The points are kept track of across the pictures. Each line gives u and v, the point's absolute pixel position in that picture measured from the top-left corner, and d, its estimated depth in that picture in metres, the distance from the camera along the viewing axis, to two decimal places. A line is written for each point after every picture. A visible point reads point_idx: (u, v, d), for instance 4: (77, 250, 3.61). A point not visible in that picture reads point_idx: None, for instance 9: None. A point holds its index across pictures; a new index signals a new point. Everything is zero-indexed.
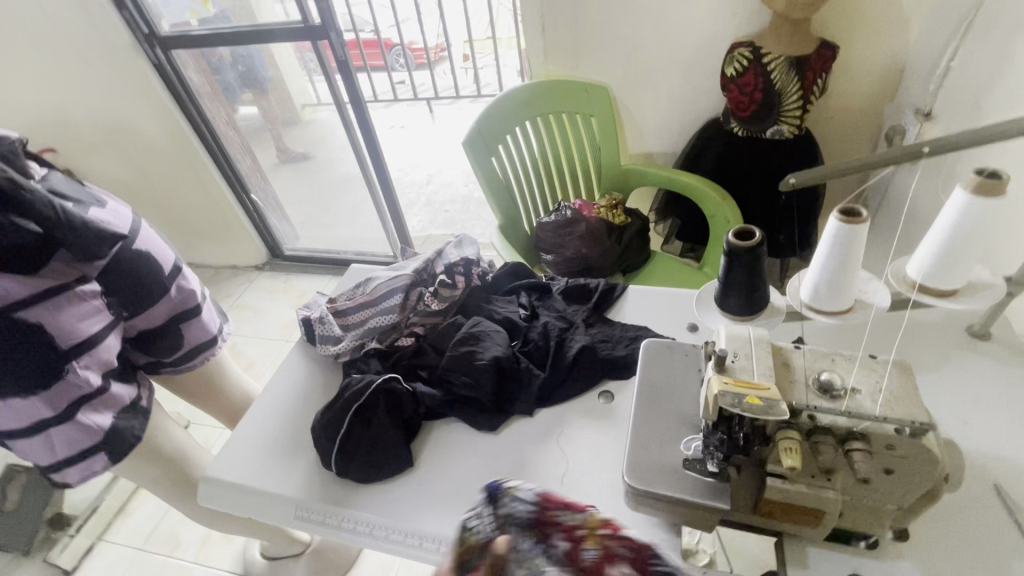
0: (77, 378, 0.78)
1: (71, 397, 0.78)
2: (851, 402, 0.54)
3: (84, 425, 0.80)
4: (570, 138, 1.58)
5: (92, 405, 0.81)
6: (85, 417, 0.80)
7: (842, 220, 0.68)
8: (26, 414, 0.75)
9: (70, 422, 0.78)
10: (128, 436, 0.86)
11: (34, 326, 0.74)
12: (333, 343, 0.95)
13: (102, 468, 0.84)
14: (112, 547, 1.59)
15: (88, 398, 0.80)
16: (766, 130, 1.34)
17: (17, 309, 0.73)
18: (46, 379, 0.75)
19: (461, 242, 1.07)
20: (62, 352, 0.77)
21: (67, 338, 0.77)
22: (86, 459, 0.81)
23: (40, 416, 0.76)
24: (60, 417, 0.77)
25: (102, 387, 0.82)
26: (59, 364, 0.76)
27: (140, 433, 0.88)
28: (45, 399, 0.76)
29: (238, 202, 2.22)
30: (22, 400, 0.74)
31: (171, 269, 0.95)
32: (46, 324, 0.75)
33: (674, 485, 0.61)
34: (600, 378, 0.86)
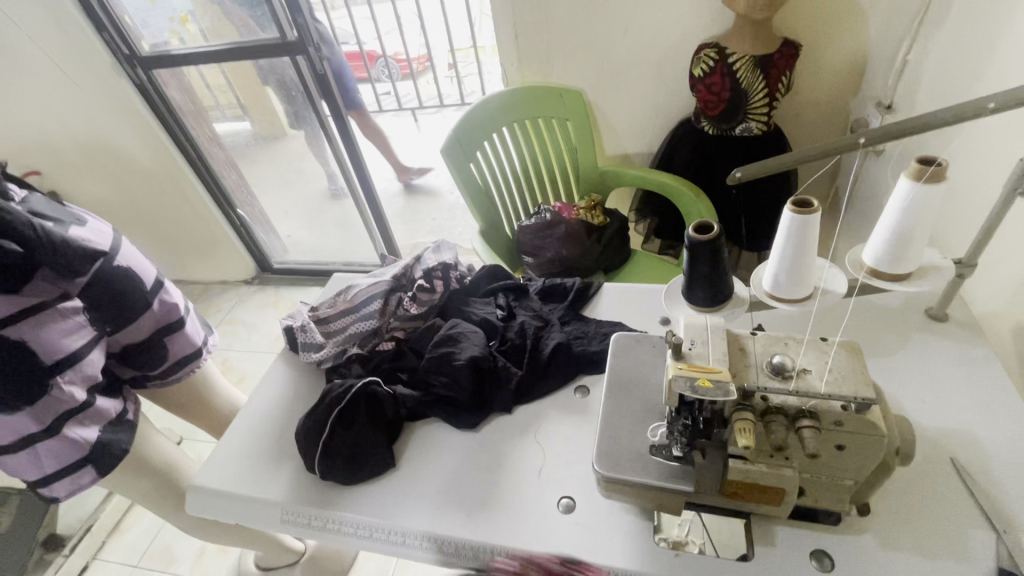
0: (62, 393, 0.80)
1: (57, 411, 0.79)
2: (801, 382, 0.56)
3: (71, 439, 0.81)
4: (547, 143, 1.61)
5: (78, 419, 0.82)
6: (71, 432, 0.81)
7: (795, 212, 0.71)
8: (13, 430, 0.77)
9: (57, 436, 0.80)
10: (115, 449, 0.88)
11: (17, 343, 0.75)
12: (315, 350, 0.96)
13: (90, 481, 0.86)
14: (107, 565, 1.60)
15: (74, 412, 0.81)
16: (736, 127, 1.38)
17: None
18: (31, 395, 0.77)
19: (438, 247, 1.10)
20: (46, 368, 0.78)
21: (50, 354, 0.79)
22: (74, 472, 0.83)
23: (27, 431, 0.77)
24: (46, 432, 0.79)
25: (87, 401, 0.83)
26: (44, 380, 0.78)
27: (127, 446, 0.90)
28: (32, 414, 0.77)
29: (225, 218, 2.24)
30: (8, 416, 0.76)
31: (153, 284, 0.96)
32: (30, 341, 0.77)
33: (641, 471, 0.63)
34: (576, 372, 0.89)
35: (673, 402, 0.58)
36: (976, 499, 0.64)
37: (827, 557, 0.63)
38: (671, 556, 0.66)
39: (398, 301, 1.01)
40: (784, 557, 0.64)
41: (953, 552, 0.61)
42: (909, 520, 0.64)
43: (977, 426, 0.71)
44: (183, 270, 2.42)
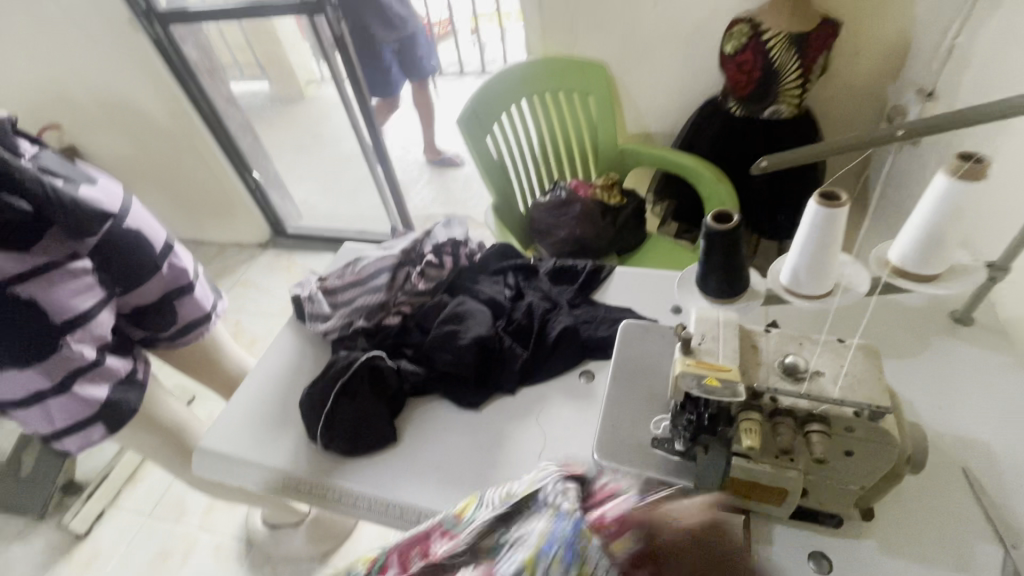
0: (72, 352, 0.81)
1: (67, 369, 0.80)
2: (812, 385, 0.54)
3: (81, 397, 0.83)
4: (567, 117, 1.56)
5: (88, 378, 0.84)
6: (81, 390, 0.82)
7: (822, 204, 0.68)
8: (25, 385, 0.78)
9: (68, 394, 0.81)
10: (123, 408, 0.89)
11: (26, 302, 0.76)
12: (321, 321, 0.96)
13: (100, 437, 0.88)
14: (121, 513, 1.66)
15: (84, 371, 0.83)
16: (766, 109, 1.33)
17: (9, 284, 0.75)
18: (42, 353, 0.78)
19: (449, 223, 1.10)
20: (55, 327, 0.79)
21: (60, 314, 0.79)
22: (84, 429, 0.85)
23: (38, 387, 0.79)
24: (57, 388, 0.80)
25: (97, 360, 0.84)
26: (54, 338, 0.79)
27: (137, 405, 0.91)
28: (43, 371, 0.78)
29: (240, 180, 2.23)
30: (20, 372, 0.77)
31: (163, 247, 0.96)
32: (39, 300, 0.77)
33: (641, 464, 0.63)
34: (581, 357, 0.88)
35: (678, 396, 0.57)
36: (985, 510, 0.63)
37: (824, 560, 0.62)
38: None
39: (406, 276, 1.00)
40: (781, 556, 0.63)
41: (955, 563, 0.60)
42: (912, 528, 0.63)
43: (994, 436, 0.68)
44: (198, 230, 2.43)
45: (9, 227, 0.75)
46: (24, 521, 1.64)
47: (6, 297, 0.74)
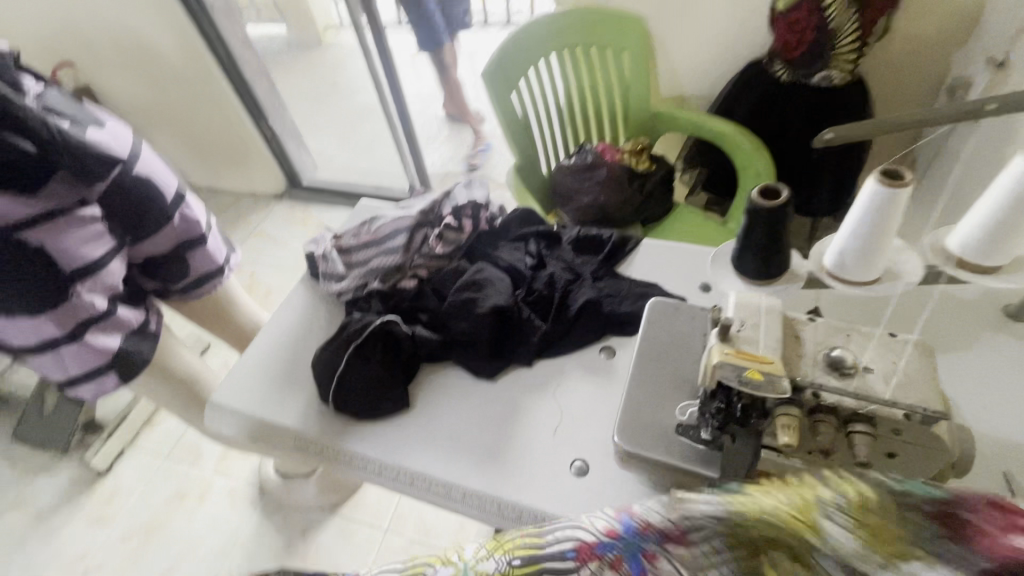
0: (83, 302, 0.79)
1: (78, 318, 0.79)
2: (861, 382, 0.50)
3: (93, 346, 0.82)
4: (597, 75, 1.47)
5: (100, 328, 0.82)
6: (93, 340, 0.81)
7: (883, 183, 0.61)
8: (37, 333, 0.77)
9: (80, 343, 0.80)
10: (136, 359, 0.88)
11: (34, 248, 0.74)
12: (335, 281, 0.94)
13: (113, 386, 0.87)
14: (140, 453, 1.71)
15: (96, 321, 0.81)
16: (814, 76, 1.23)
17: (17, 229, 0.72)
18: (52, 301, 0.76)
19: (470, 183, 1.05)
20: (65, 275, 0.77)
21: (69, 262, 0.77)
22: (97, 378, 0.84)
23: (50, 335, 0.78)
24: (69, 337, 0.79)
25: (108, 310, 0.83)
26: (64, 286, 0.77)
27: (149, 357, 0.90)
28: (54, 319, 0.77)
29: (256, 128, 2.16)
30: (31, 319, 0.76)
31: (174, 196, 0.93)
32: (48, 247, 0.75)
33: (664, 449, 0.60)
34: (603, 333, 0.84)
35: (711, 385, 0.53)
36: None
37: None
38: None
39: (423, 238, 0.96)
40: None
41: None
42: None
43: None
44: (213, 178, 2.38)
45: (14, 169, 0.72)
46: (49, 455, 1.71)
47: (14, 243, 0.72)
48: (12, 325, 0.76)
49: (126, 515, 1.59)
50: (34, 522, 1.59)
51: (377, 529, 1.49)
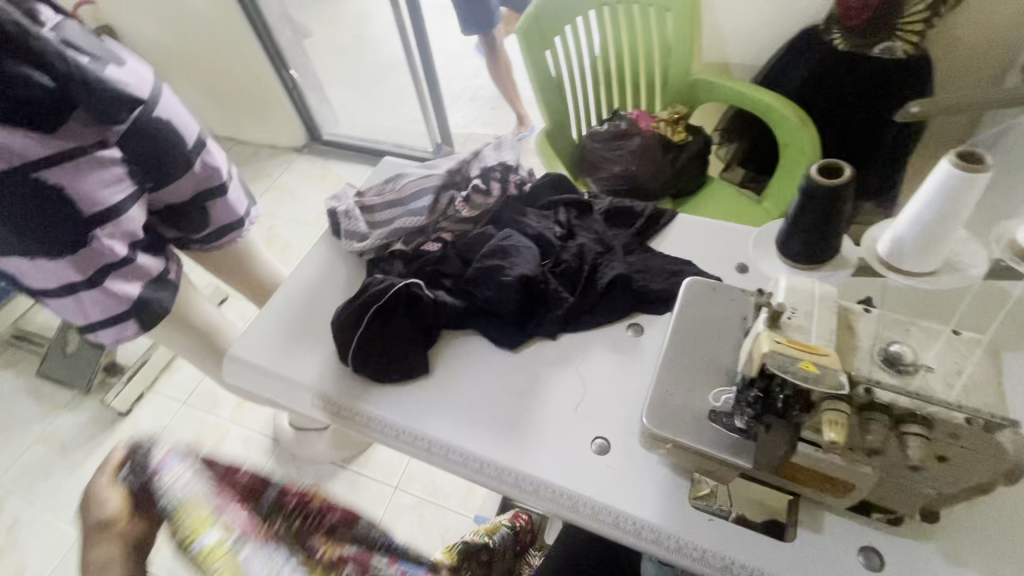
0: (103, 247, 0.78)
1: (98, 263, 0.78)
2: (920, 382, 0.47)
3: (113, 293, 0.81)
4: (637, 36, 1.38)
5: (120, 274, 0.81)
6: (113, 286, 0.80)
7: (959, 166, 0.56)
8: (57, 276, 0.76)
9: (100, 289, 0.79)
10: (156, 307, 0.88)
11: (55, 189, 0.72)
12: (357, 240, 0.91)
13: (133, 334, 0.87)
14: (159, 397, 1.75)
15: (115, 267, 0.80)
16: (876, 45, 1.14)
17: (36, 169, 0.70)
18: (72, 244, 0.75)
19: (500, 144, 1.00)
20: (85, 219, 0.75)
21: (90, 205, 0.76)
22: (118, 324, 0.84)
23: (70, 279, 0.77)
24: (90, 282, 0.78)
25: (129, 257, 0.82)
26: (84, 230, 0.76)
27: (169, 306, 0.90)
28: (74, 264, 0.76)
29: (278, 79, 2.11)
30: (51, 262, 0.74)
31: (195, 143, 0.91)
32: (68, 188, 0.73)
33: (695, 435, 0.58)
34: (631, 310, 0.81)
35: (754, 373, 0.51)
36: None
37: (876, 556, 0.57)
38: (705, 519, 0.62)
39: (449, 200, 0.93)
40: (829, 545, 0.59)
41: None
42: (983, 537, 0.57)
43: None
44: (234, 128, 2.35)
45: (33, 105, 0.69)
46: (74, 393, 1.76)
47: (34, 183, 0.70)
48: (33, 267, 0.75)
49: None
50: (59, 456, 1.65)
51: (387, 486, 1.52)
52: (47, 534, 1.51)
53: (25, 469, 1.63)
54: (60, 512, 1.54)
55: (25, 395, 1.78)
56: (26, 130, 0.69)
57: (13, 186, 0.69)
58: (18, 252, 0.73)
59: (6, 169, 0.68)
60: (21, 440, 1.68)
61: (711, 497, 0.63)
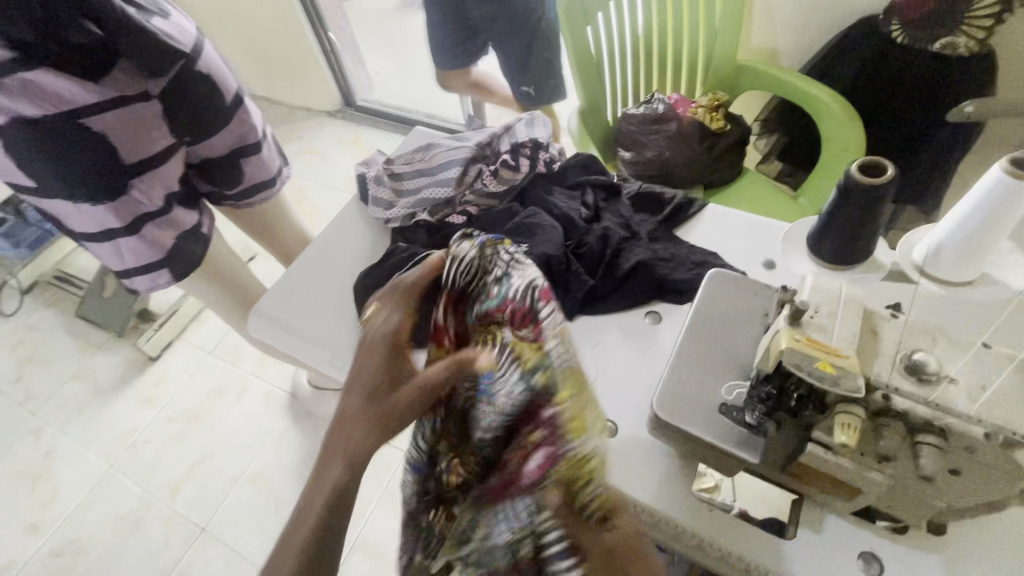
0: (141, 196, 0.81)
1: (136, 211, 0.81)
2: (942, 393, 0.45)
3: (149, 241, 0.84)
4: (683, 15, 1.33)
5: (156, 223, 0.84)
6: (150, 235, 0.84)
7: (1009, 171, 0.54)
8: (96, 221, 0.79)
9: (138, 236, 0.83)
10: (188, 258, 0.91)
11: (99, 136, 0.74)
12: (384, 208, 0.92)
13: (167, 282, 0.91)
14: (187, 346, 1.82)
15: (152, 216, 0.84)
16: (937, 40, 1.08)
17: (82, 115, 0.72)
18: (113, 191, 0.78)
19: (532, 120, 0.98)
20: (126, 167, 0.78)
21: (131, 154, 0.78)
22: (152, 272, 0.87)
23: (109, 225, 0.80)
24: (128, 229, 0.81)
25: (164, 208, 0.85)
26: (123, 179, 0.78)
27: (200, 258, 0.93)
28: (113, 210, 0.79)
29: (316, 41, 2.11)
30: (91, 208, 0.77)
31: (234, 98, 0.92)
32: (111, 136, 0.76)
33: (702, 425, 0.57)
34: (651, 297, 0.80)
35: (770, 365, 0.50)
36: None
37: (875, 562, 0.57)
38: (703, 507, 0.62)
39: (477, 173, 0.92)
40: (829, 547, 0.59)
41: None
42: (992, 557, 0.56)
43: None
44: (271, 88, 2.37)
45: (78, 52, 0.70)
46: (108, 335, 1.85)
47: (80, 129, 0.72)
48: (74, 211, 0.78)
49: (171, 399, 1.71)
50: (92, 393, 1.74)
51: (397, 450, 1.56)
52: (78, 464, 1.61)
53: (60, 402, 1.73)
54: (91, 446, 1.64)
55: (64, 332, 1.87)
56: (72, 76, 0.71)
57: (59, 131, 0.71)
58: (61, 196, 0.76)
59: (54, 114, 0.70)
60: (59, 374, 1.78)
61: (715, 493, 0.63)
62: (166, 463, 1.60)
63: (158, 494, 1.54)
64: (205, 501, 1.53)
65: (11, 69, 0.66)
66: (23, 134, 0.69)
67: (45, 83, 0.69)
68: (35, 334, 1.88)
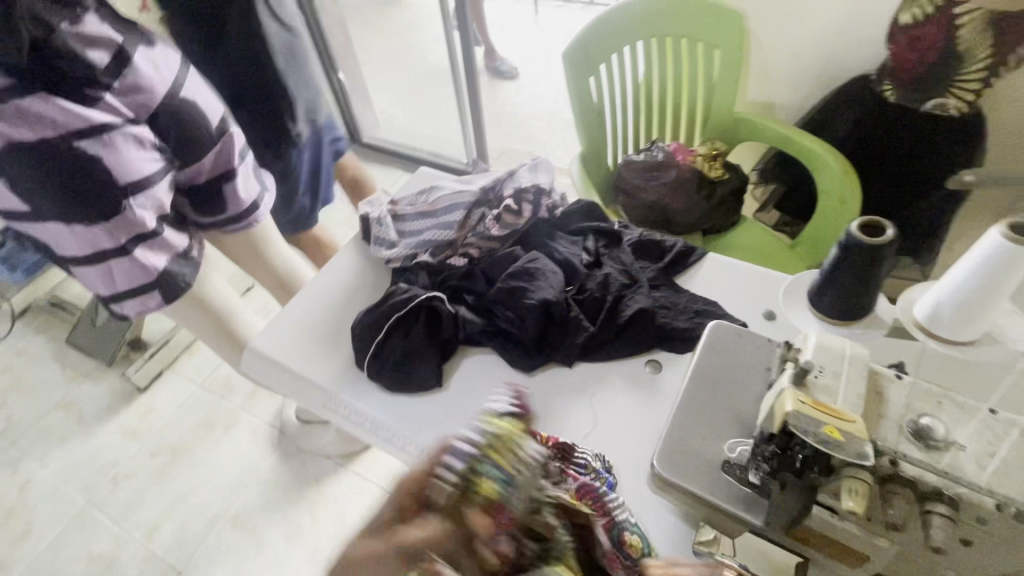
0: (135, 216, 0.81)
1: (129, 232, 0.81)
2: (950, 460, 0.44)
3: (140, 263, 0.83)
4: (683, 69, 1.38)
5: (148, 245, 0.84)
6: (142, 257, 0.83)
7: (1006, 236, 0.55)
8: (89, 242, 0.79)
9: (130, 258, 0.82)
10: (179, 281, 0.88)
11: (92, 157, 0.76)
12: (386, 248, 0.92)
13: (156, 306, 0.88)
14: (177, 376, 1.79)
15: (145, 237, 0.83)
16: (927, 102, 1.11)
17: (74, 138, 0.75)
18: (106, 210, 0.78)
19: (535, 166, 0.99)
20: (120, 186, 0.79)
21: (124, 176, 0.79)
22: (141, 295, 0.86)
23: (101, 245, 0.80)
24: (119, 250, 0.81)
25: (156, 229, 0.84)
26: (118, 199, 0.79)
27: (191, 281, 0.90)
28: (108, 230, 0.79)
29: (325, 80, 2.17)
30: (83, 229, 0.78)
31: (219, 123, 0.96)
32: (105, 157, 0.77)
33: (707, 487, 0.55)
34: (651, 346, 0.80)
35: (736, 557, 0.57)
36: None
37: None
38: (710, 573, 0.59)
39: (480, 217, 0.93)
40: None
41: None
42: None
43: None
44: None
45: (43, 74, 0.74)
46: (97, 363, 1.81)
47: (74, 150, 0.75)
48: (63, 231, 0.78)
49: (157, 432, 1.67)
50: (76, 423, 1.69)
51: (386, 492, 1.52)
52: (54, 499, 1.55)
53: (42, 432, 1.68)
54: (69, 479, 1.58)
55: (54, 361, 1.84)
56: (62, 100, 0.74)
57: (51, 153, 0.74)
58: (56, 219, 0.77)
59: (50, 137, 0.73)
60: (43, 404, 1.74)
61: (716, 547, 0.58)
62: (144, 500, 1.54)
63: (135, 533, 1.48)
64: (184, 541, 1.47)
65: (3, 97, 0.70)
66: (21, 160, 0.73)
67: (34, 107, 0.72)
68: (22, 360, 1.85)
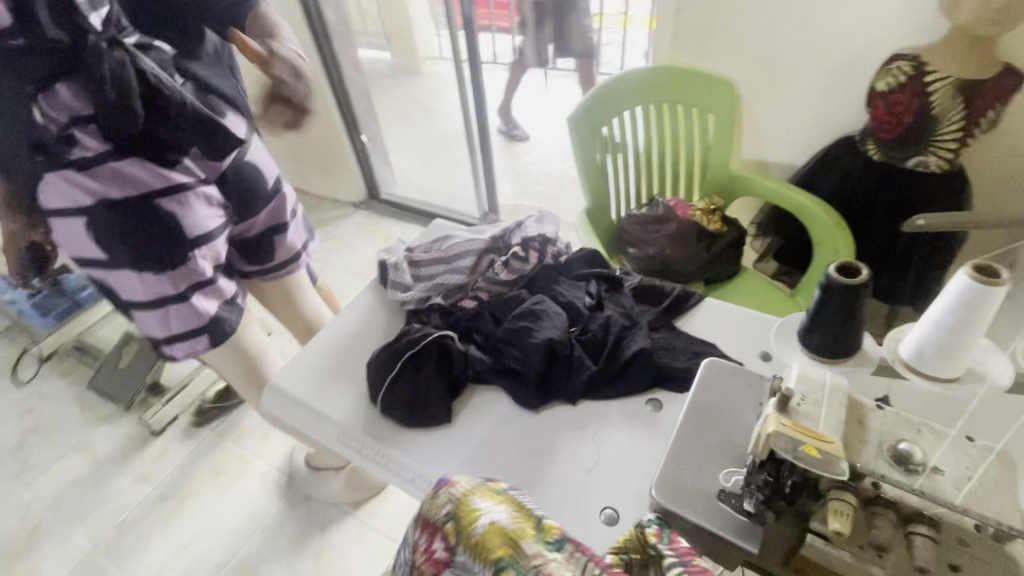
0: (197, 265, 0.90)
1: (190, 279, 0.90)
2: (928, 481, 0.47)
3: (196, 308, 0.92)
4: (680, 131, 1.49)
5: (203, 292, 0.93)
6: (198, 302, 0.91)
7: (976, 278, 0.58)
8: (153, 290, 0.87)
9: (187, 303, 0.90)
10: (225, 326, 0.97)
11: (167, 213, 0.85)
12: (401, 291, 0.99)
13: (203, 348, 0.96)
14: (191, 422, 1.82)
15: (202, 285, 0.92)
16: (908, 159, 1.20)
17: (156, 196, 0.84)
18: (175, 261, 0.87)
19: (542, 218, 1.07)
20: (189, 240, 0.88)
21: (192, 230, 0.88)
22: (193, 338, 0.93)
23: (164, 291, 0.88)
24: (180, 296, 0.89)
25: (211, 278, 0.94)
26: (186, 250, 0.88)
27: (235, 326, 0.99)
28: (172, 279, 0.87)
29: (349, 141, 2.33)
30: (153, 277, 0.86)
31: (275, 182, 1.06)
32: (177, 213, 0.86)
33: (702, 515, 0.57)
34: (651, 385, 0.83)
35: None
36: None
37: None
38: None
39: (489, 263, 1.00)
40: None
41: None
42: None
43: None
44: (303, 181, 2.58)
45: (143, 140, 0.81)
46: (115, 408, 1.86)
47: (155, 207, 0.84)
48: (135, 279, 0.85)
49: (168, 476, 1.68)
50: (90, 467, 1.72)
51: (391, 541, 1.50)
52: (62, 544, 1.55)
53: (56, 476, 1.70)
54: (79, 523, 1.59)
55: (74, 405, 1.89)
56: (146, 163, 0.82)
57: (134, 208, 0.82)
58: (128, 266, 0.84)
59: (135, 196, 0.82)
60: (60, 446, 1.77)
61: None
62: (150, 546, 1.53)
63: None
64: None
65: (104, 160, 0.79)
66: (108, 215, 0.81)
67: (127, 169, 0.81)
68: (44, 404, 1.90)
